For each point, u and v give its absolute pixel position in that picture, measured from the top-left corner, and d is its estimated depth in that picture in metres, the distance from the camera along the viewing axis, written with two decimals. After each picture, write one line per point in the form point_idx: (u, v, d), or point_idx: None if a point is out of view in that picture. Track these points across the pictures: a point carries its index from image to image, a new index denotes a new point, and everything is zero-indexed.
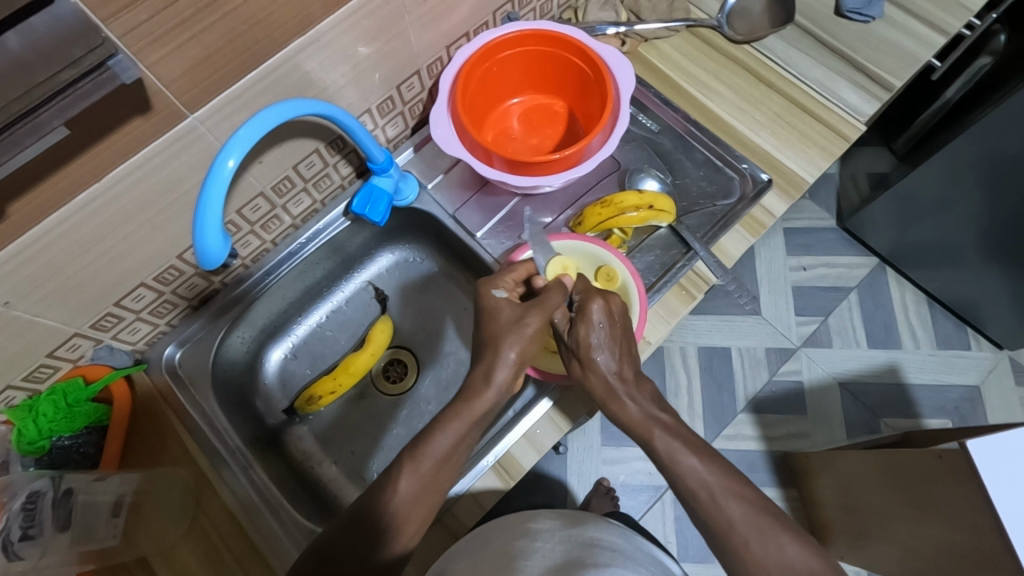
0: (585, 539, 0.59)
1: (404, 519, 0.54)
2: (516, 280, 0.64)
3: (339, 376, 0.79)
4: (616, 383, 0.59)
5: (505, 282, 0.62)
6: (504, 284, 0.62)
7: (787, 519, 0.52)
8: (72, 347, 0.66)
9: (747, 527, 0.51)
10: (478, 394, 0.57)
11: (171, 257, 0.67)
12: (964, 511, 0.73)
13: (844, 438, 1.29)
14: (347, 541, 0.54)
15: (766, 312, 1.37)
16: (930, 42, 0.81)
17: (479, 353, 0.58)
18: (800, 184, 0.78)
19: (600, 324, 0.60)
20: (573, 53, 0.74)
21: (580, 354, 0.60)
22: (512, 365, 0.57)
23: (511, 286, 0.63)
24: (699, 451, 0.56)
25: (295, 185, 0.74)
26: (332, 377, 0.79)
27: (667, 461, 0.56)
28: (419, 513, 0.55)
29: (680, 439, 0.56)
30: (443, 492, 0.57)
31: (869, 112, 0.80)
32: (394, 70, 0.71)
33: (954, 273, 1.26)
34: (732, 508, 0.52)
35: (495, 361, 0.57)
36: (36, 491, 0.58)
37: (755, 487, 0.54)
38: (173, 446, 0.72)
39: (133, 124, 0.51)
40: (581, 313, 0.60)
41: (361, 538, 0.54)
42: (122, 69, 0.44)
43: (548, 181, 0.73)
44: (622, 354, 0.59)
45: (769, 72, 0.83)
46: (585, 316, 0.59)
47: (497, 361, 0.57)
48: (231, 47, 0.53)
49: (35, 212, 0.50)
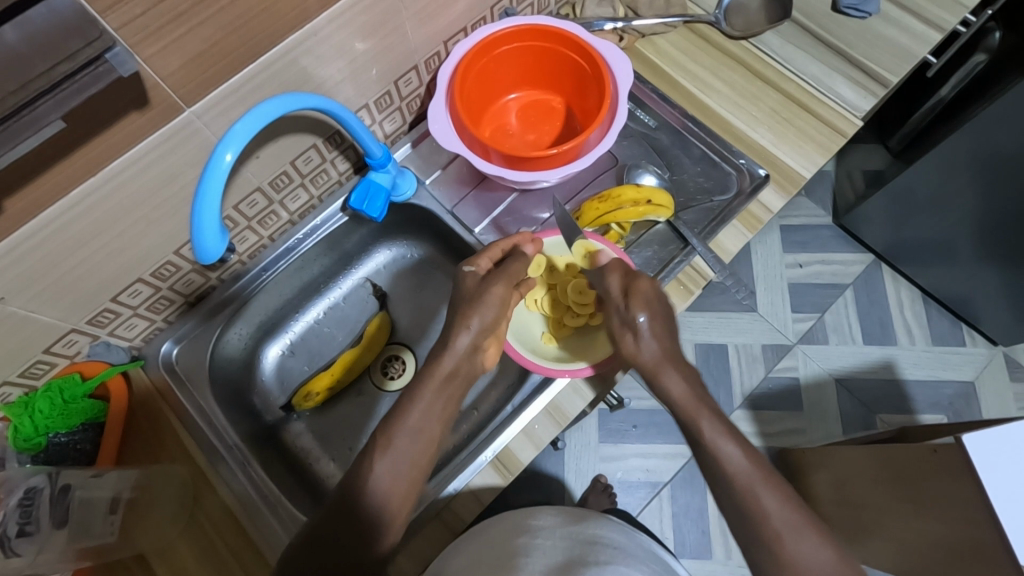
0: (586, 536, 0.64)
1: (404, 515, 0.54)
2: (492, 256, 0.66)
3: (343, 369, 0.80)
4: (658, 361, 0.59)
5: (480, 256, 0.65)
6: (481, 262, 0.65)
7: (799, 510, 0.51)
8: (69, 343, 0.66)
9: (771, 521, 0.51)
10: (440, 355, 0.60)
11: (168, 253, 0.67)
12: (960, 506, 0.73)
13: (840, 434, 1.29)
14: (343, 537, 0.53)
15: (762, 308, 1.38)
16: (926, 38, 0.81)
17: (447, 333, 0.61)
18: (797, 179, 0.78)
19: (642, 300, 0.61)
20: (570, 47, 0.74)
21: (628, 329, 0.61)
22: (474, 332, 0.60)
23: (490, 267, 0.66)
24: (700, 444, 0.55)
25: (292, 181, 0.74)
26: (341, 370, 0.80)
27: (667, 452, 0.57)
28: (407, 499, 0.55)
29: None
30: (425, 474, 0.57)
31: (866, 108, 0.80)
32: (391, 65, 0.71)
33: (949, 270, 1.27)
34: (766, 498, 0.52)
35: (464, 337, 0.60)
36: (33, 487, 0.57)
37: (781, 479, 0.54)
38: (171, 442, 0.72)
39: (130, 119, 0.51)
40: (630, 290, 0.62)
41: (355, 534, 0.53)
42: (120, 62, 0.44)
43: (546, 176, 0.73)
44: (654, 338, 0.60)
45: (766, 68, 0.84)
46: (637, 292, 0.61)
47: (459, 328, 0.60)
48: (229, 40, 0.53)
49: (30, 206, 0.50)
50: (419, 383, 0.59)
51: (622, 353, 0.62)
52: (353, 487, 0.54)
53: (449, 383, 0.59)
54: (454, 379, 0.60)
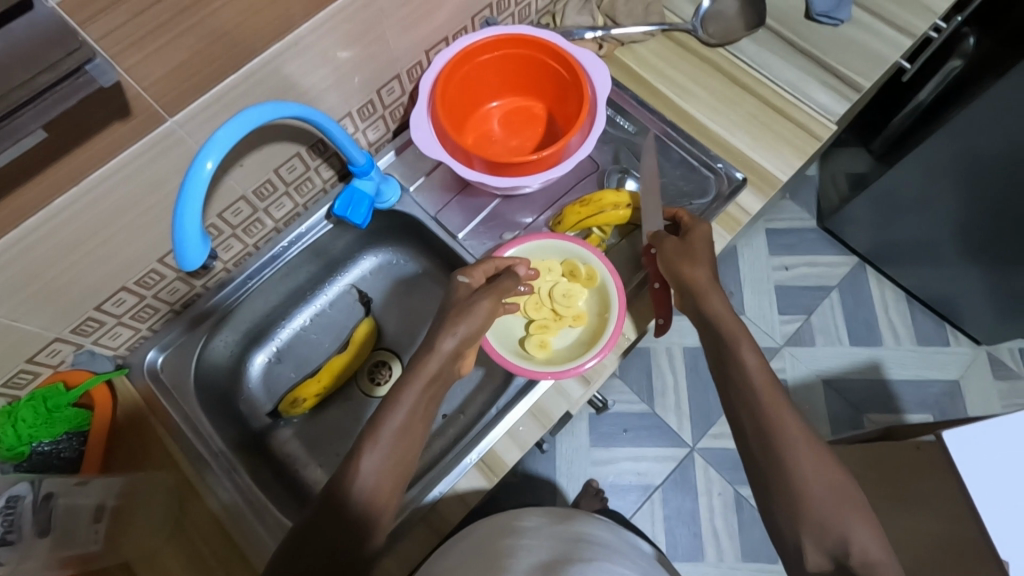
0: (572, 535, 0.67)
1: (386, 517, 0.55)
2: (486, 270, 0.66)
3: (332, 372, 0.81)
4: (709, 283, 0.66)
5: (475, 269, 0.65)
6: (473, 273, 0.65)
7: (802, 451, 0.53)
8: (53, 353, 0.66)
9: None
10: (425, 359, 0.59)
11: (152, 261, 0.67)
12: (943, 501, 0.74)
13: (829, 434, 1.30)
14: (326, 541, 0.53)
15: (749, 311, 1.40)
16: (897, 43, 0.83)
17: (433, 336, 0.61)
18: (774, 181, 0.79)
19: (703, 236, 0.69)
20: (549, 55, 0.76)
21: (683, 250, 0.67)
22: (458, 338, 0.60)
23: (484, 281, 0.66)
24: None
25: (276, 189, 0.74)
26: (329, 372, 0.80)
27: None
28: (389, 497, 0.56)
29: None
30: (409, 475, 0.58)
31: (840, 112, 0.82)
32: (374, 73, 0.72)
33: (931, 270, 1.29)
34: None
35: (450, 340, 0.60)
36: (15, 495, 0.57)
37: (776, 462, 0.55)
38: (156, 450, 0.72)
39: (111, 129, 0.52)
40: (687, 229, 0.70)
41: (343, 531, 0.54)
42: (100, 73, 0.45)
43: (527, 181, 0.74)
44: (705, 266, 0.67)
45: (743, 74, 0.85)
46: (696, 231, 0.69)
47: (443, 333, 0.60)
48: (211, 50, 0.54)
49: (12, 216, 0.50)
50: (404, 382, 0.59)
51: (676, 270, 0.67)
52: (339, 490, 0.55)
53: (431, 386, 0.59)
54: (437, 382, 0.60)
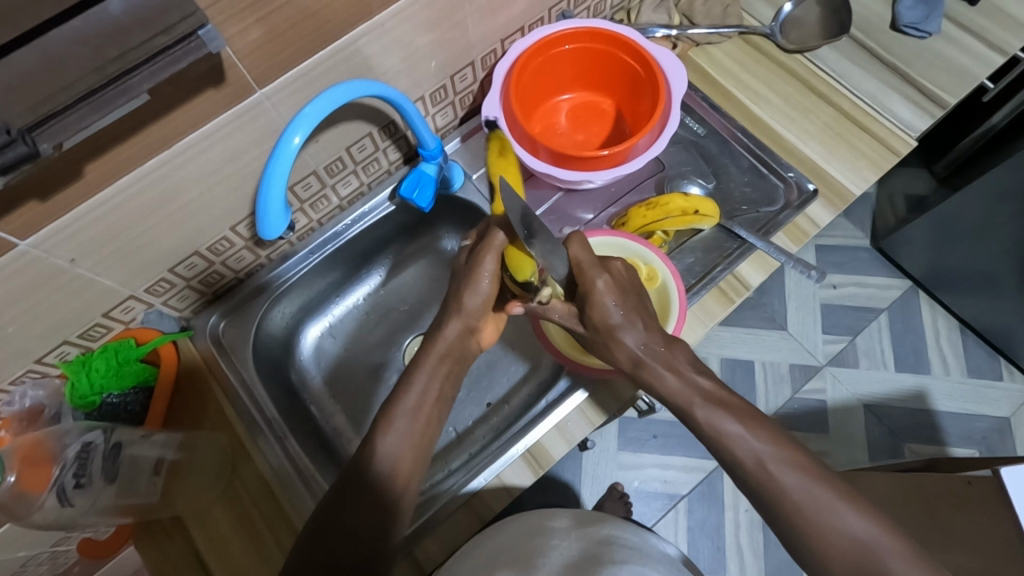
0: (602, 537, 0.69)
1: (398, 493, 0.57)
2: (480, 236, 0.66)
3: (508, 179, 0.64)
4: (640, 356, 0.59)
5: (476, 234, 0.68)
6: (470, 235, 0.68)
7: (823, 477, 0.53)
8: (126, 309, 0.69)
9: (789, 496, 0.52)
10: (421, 365, 0.61)
11: (225, 228, 0.69)
12: (994, 541, 0.72)
13: (866, 460, 1.27)
14: (357, 508, 0.54)
15: (793, 327, 1.36)
16: (989, 61, 0.80)
17: (458, 291, 0.63)
18: (845, 196, 0.77)
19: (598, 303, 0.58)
20: (626, 51, 0.75)
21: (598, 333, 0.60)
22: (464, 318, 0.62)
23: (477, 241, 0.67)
24: (739, 416, 0.56)
25: (345, 167, 0.76)
26: (496, 154, 0.65)
27: (706, 431, 0.57)
28: (407, 477, 0.58)
29: (714, 417, 0.57)
30: (431, 451, 0.60)
31: (921, 128, 0.79)
32: (450, 59, 0.73)
33: (991, 301, 1.23)
34: (801, 495, 0.52)
35: (474, 299, 0.63)
36: (88, 442, 0.61)
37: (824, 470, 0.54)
38: (214, 414, 0.74)
39: (206, 95, 0.53)
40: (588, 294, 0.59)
41: (369, 511, 0.55)
42: (210, 39, 0.45)
43: (594, 176, 0.73)
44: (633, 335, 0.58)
45: (820, 82, 0.83)
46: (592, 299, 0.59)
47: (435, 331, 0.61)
48: (302, 26, 0.54)
49: (106, 173, 0.52)
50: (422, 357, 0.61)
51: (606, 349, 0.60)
52: (370, 465, 0.56)
53: (443, 361, 0.62)
54: (446, 360, 0.62)
